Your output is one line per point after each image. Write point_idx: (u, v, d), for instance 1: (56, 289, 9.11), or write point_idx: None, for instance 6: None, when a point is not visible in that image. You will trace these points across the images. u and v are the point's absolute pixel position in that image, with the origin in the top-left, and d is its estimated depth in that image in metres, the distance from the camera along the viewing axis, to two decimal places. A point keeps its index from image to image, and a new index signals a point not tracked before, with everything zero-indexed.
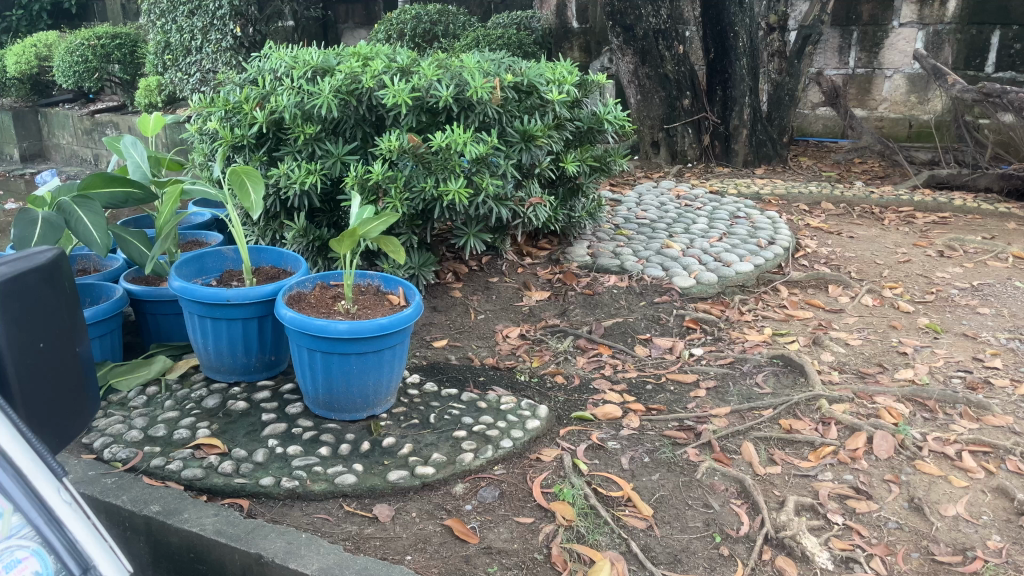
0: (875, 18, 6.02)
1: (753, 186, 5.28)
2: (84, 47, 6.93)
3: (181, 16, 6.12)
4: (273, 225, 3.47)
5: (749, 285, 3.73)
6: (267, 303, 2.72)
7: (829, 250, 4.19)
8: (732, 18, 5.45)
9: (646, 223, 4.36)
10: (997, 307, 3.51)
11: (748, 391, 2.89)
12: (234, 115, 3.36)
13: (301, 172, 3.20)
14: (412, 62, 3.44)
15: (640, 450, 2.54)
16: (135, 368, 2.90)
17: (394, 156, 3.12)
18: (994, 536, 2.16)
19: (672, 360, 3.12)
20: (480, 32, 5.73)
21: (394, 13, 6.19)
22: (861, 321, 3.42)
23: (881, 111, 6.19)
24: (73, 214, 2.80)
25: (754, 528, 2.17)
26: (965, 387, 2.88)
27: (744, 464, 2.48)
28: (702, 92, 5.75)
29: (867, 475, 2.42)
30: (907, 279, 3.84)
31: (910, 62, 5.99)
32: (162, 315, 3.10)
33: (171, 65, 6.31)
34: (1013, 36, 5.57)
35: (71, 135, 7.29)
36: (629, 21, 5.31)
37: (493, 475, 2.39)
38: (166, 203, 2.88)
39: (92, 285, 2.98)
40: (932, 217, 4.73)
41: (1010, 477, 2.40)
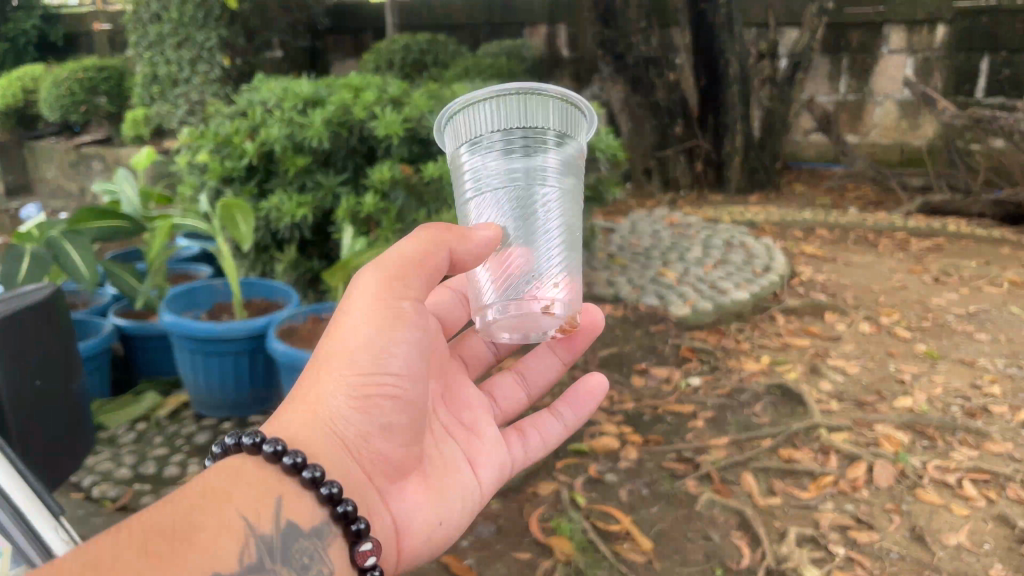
0: (864, 45, 6.06)
1: (747, 214, 5.27)
2: (70, 80, 6.89)
3: (168, 48, 6.10)
4: (264, 257, 3.46)
5: (745, 313, 3.68)
6: (259, 337, 2.68)
7: (825, 277, 4.18)
8: (723, 46, 5.44)
9: (639, 251, 4.34)
10: (995, 332, 3.50)
11: (747, 421, 2.85)
12: (224, 147, 3.30)
13: (291, 205, 3.15)
14: (404, 93, 3.42)
15: (638, 482, 2.50)
16: (124, 406, 2.85)
17: (385, 187, 3.09)
18: (997, 564, 2.11)
19: (669, 390, 3.08)
20: (470, 62, 5.67)
21: (383, 43, 6.16)
22: (859, 349, 3.39)
23: (873, 137, 6.21)
24: (62, 249, 2.75)
25: (755, 561, 2.12)
26: (964, 414, 2.85)
27: (744, 495, 2.43)
28: (694, 120, 5.76)
29: (867, 505, 2.37)
30: (903, 305, 3.82)
31: (900, 89, 6.04)
32: (152, 350, 3.06)
33: (159, 97, 6.32)
34: (1002, 61, 5.62)
35: (57, 167, 7.23)
36: (620, 49, 5.34)
37: (489, 510, 2.35)
38: (157, 238, 2.85)
39: (80, 320, 2.91)
40: (927, 243, 4.73)
41: (1012, 505, 2.37)
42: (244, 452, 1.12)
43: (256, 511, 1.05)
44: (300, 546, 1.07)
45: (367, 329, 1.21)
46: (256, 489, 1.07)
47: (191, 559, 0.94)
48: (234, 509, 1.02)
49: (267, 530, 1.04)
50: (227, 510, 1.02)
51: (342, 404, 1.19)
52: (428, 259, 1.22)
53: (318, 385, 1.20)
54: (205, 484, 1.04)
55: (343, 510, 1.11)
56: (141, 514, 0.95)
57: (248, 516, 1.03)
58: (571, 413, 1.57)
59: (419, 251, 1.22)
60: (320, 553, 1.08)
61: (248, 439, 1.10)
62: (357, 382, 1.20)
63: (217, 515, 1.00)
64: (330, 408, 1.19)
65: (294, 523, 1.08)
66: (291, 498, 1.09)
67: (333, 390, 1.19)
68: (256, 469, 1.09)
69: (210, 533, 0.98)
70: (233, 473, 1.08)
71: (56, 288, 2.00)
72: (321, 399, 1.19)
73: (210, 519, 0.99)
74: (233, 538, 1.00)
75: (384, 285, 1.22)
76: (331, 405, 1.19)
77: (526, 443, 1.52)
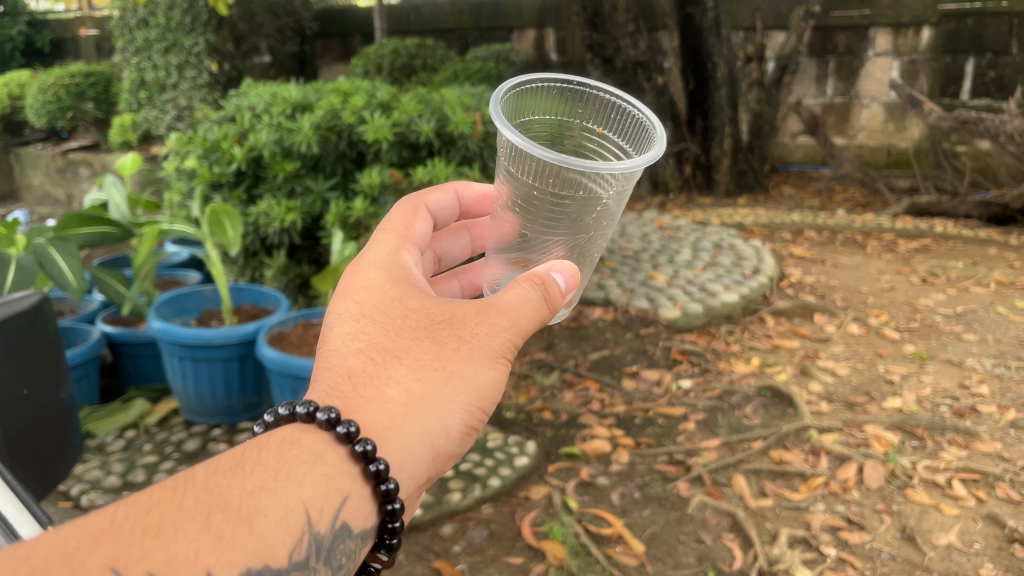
0: (851, 48, 6.10)
1: (736, 216, 5.28)
2: (56, 86, 6.86)
3: (156, 54, 6.09)
4: (253, 263, 3.45)
5: (734, 315, 3.68)
6: (249, 343, 2.68)
7: (814, 279, 4.20)
8: (711, 49, 5.45)
9: (629, 254, 4.35)
10: (982, 332, 3.52)
11: (738, 423, 2.86)
12: (212, 153, 3.29)
13: (280, 210, 3.15)
14: (392, 97, 3.42)
15: (630, 485, 2.50)
16: (112, 414, 2.84)
17: (375, 192, 3.09)
18: (988, 564, 2.12)
19: (660, 393, 3.09)
20: (459, 66, 5.65)
21: (371, 47, 6.15)
22: (848, 350, 3.41)
23: (860, 139, 6.25)
24: (49, 256, 2.74)
25: (747, 563, 2.12)
26: (952, 414, 2.87)
27: (735, 497, 2.44)
28: (682, 123, 5.78)
29: (858, 506, 2.38)
30: (892, 306, 3.84)
31: (886, 91, 6.08)
32: (140, 357, 3.05)
33: (146, 103, 6.29)
34: (987, 63, 5.67)
35: (43, 174, 7.18)
36: (609, 53, 5.36)
37: (481, 514, 2.35)
38: (145, 245, 2.84)
39: (67, 327, 2.89)
40: (915, 244, 4.75)
41: (1000, 505, 2.38)
42: (312, 422, 1.00)
43: (320, 504, 0.95)
44: (344, 548, 0.99)
45: (492, 369, 1.15)
46: (328, 482, 0.97)
47: (247, 544, 0.86)
48: (301, 497, 0.93)
49: (323, 530, 0.95)
50: (293, 497, 0.92)
51: (454, 430, 1.11)
52: (545, 314, 1.22)
53: (437, 398, 1.09)
54: (273, 459, 0.95)
55: (393, 526, 1.04)
56: (205, 480, 0.88)
57: (314, 511, 0.93)
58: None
59: (553, 313, 1.24)
60: (353, 555, 1.01)
61: (323, 414, 0.99)
62: (470, 415, 1.13)
63: (285, 499, 0.91)
64: (443, 429, 1.09)
65: (349, 525, 0.98)
66: (357, 501, 0.99)
67: (454, 415, 1.10)
68: (336, 463, 0.98)
69: (274, 521, 0.89)
70: (308, 455, 0.97)
71: (43, 296, 2.01)
72: (439, 410, 1.09)
73: (277, 505, 0.90)
74: (291, 530, 0.91)
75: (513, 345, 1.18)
76: (446, 428, 1.09)
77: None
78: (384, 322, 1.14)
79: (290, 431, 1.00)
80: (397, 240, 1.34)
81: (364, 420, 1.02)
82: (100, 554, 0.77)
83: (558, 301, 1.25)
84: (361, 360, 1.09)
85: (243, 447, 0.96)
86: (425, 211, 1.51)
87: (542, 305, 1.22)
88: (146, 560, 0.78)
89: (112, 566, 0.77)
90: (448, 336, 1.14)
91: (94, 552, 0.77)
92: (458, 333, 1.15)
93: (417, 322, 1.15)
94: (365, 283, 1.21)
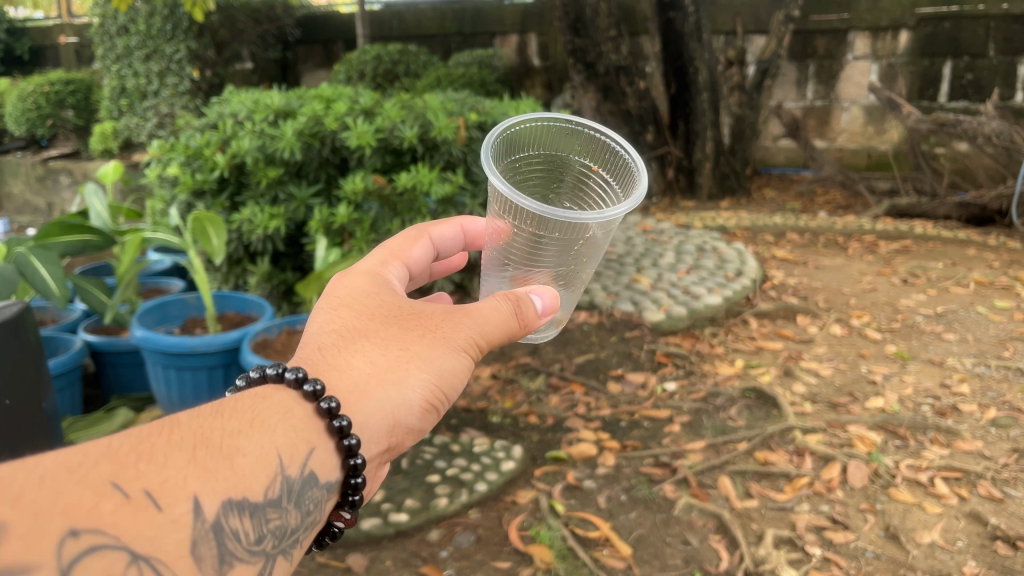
0: (831, 52, 6.14)
1: (718, 219, 5.32)
2: (35, 94, 6.84)
3: (136, 61, 6.06)
4: (236, 270, 3.45)
5: (718, 317, 3.70)
6: (232, 351, 2.67)
7: (797, 281, 4.22)
8: (692, 53, 5.47)
9: (614, 258, 4.36)
10: (962, 332, 3.56)
11: (723, 425, 2.87)
12: (195, 160, 3.28)
13: (263, 217, 3.14)
14: (375, 102, 3.41)
15: (617, 488, 2.51)
16: (95, 423, 2.81)
17: (358, 198, 3.09)
18: (970, 562, 2.14)
19: (645, 396, 3.10)
20: (441, 71, 5.64)
21: (354, 53, 6.12)
22: (831, 351, 3.43)
23: (841, 142, 6.31)
24: (30, 265, 2.72)
25: (734, 564, 2.13)
26: (934, 413, 2.90)
27: (721, 499, 2.45)
28: (664, 127, 5.82)
29: (842, 506, 2.40)
30: (873, 307, 3.87)
31: (866, 94, 6.13)
32: (122, 366, 3.04)
33: (127, 110, 6.26)
34: (964, 66, 5.77)
35: (23, 182, 7.11)
36: (591, 58, 5.37)
37: (468, 520, 2.35)
38: (127, 253, 2.85)
39: (49, 336, 2.87)
40: (895, 246, 4.79)
41: (983, 502, 2.40)
42: (278, 381, 1.08)
43: (292, 450, 1.02)
44: (311, 495, 1.05)
45: (457, 359, 1.24)
46: (298, 433, 1.04)
47: (229, 477, 0.92)
48: (275, 442, 1.00)
49: (294, 473, 1.02)
50: (267, 441, 1.00)
51: (413, 406, 1.20)
52: (515, 330, 1.31)
53: (398, 372, 1.18)
54: (249, 409, 1.02)
55: (355, 482, 1.11)
56: (190, 417, 0.95)
57: (286, 455, 1.01)
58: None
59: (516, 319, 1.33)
60: (320, 506, 1.08)
61: (291, 373, 1.07)
62: (430, 394, 1.22)
63: (260, 442, 0.99)
64: (401, 401, 1.18)
65: (316, 474, 1.05)
66: (323, 454, 1.06)
67: (413, 389, 1.19)
68: (305, 417, 1.06)
69: (252, 460, 0.96)
70: (280, 407, 1.05)
71: (26, 305, 2.10)
72: (399, 382, 1.18)
73: (254, 447, 0.97)
74: (267, 470, 0.98)
75: (476, 343, 1.27)
76: (405, 400, 1.18)
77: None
78: (358, 310, 1.26)
79: (262, 388, 1.07)
80: (385, 256, 1.48)
81: (329, 382, 1.11)
82: (100, 470, 0.82)
83: (534, 321, 1.33)
84: (332, 337, 1.20)
85: (221, 400, 1.03)
86: (401, 264, 1.49)
87: (514, 316, 1.30)
88: (142, 479, 0.84)
89: (112, 481, 0.82)
90: (415, 324, 1.25)
91: (95, 468, 0.82)
92: (426, 324, 1.26)
93: (391, 312, 1.26)
94: (348, 283, 1.33)
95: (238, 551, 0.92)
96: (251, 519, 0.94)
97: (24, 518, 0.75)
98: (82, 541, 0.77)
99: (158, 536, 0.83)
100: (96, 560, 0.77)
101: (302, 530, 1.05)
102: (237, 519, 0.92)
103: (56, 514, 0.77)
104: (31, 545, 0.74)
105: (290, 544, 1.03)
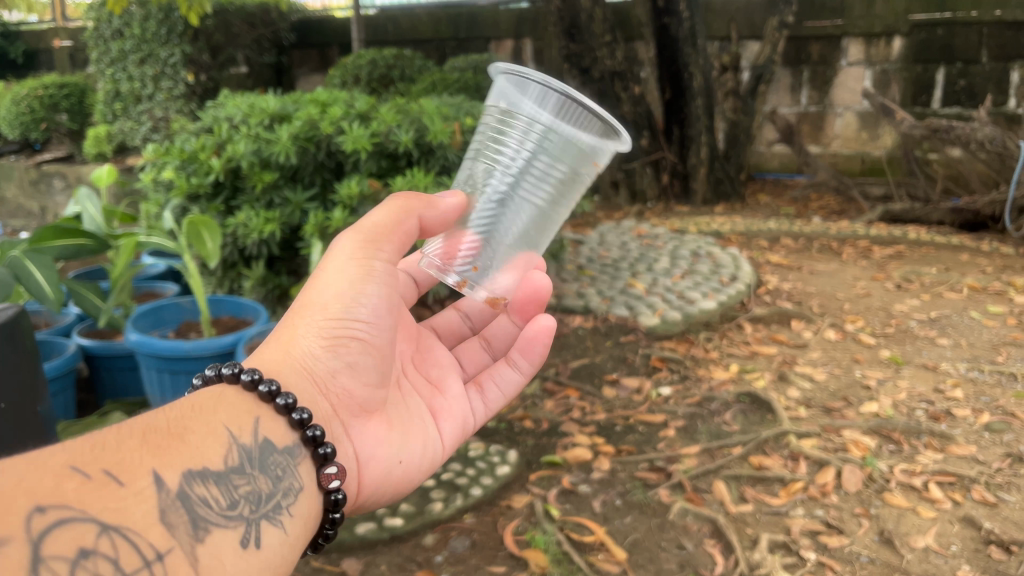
0: (825, 58, 6.18)
1: (713, 224, 5.33)
2: (29, 97, 6.83)
3: (131, 65, 6.06)
4: (231, 274, 3.44)
5: (713, 322, 3.71)
6: (227, 355, 2.66)
7: (791, 286, 4.23)
8: (687, 59, 5.49)
9: (609, 262, 4.36)
10: (955, 337, 3.57)
11: (717, 429, 2.87)
12: (190, 164, 3.27)
13: (259, 221, 3.15)
14: (371, 107, 3.44)
15: (612, 493, 2.50)
16: (89, 428, 2.79)
17: (353, 202, 3.09)
18: (965, 566, 2.14)
19: (640, 400, 3.10)
20: (437, 75, 5.64)
21: (350, 58, 6.12)
22: (825, 356, 3.44)
23: (835, 147, 6.34)
24: (24, 269, 2.71)
25: (729, 567, 2.13)
26: (927, 418, 2.91)
27: (716, 503, 2.45)
28: (659, 133, 5.83)
29: (837, 510, 2.40)
30: (867, 312, 3.88)
31: (860, 100, 6.16)
32: (117, 370, 3.03)
33: (121, 114, 6.25)
34: (957, 72, 5.80)
35: (16, 186, 7.08)
36: (586, 63, 5.38)
37: (463, 524, 2.34)
38: (121, 257, 2.84)
39: (43, 340, 2.86)
40: (889, 251, 4.80)
41: (976, 507, 2.41)
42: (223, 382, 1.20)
43: (238, 424, 1.13)
44: (275, 461, 1.14)
45: (337, 281, 1.33)
46: (239, 408, 1.15)
47: (184, 453, 1.01)
48: (219, 420, 1.11)
49: (247, 442, 1.12)
50: (213, 421, 1.10)
51: (317, 346, 1.30)
52: (388, 216, 1.37)
53: (291, 332, 1.32)
54: (188, 401, 1.12)
55: (313, 434, 1.19)
56: (136, 417, 1.04)
57: (232, 428, 1.11)
58: (531, 366, 1.65)
59: (389, 217, 1.37)
60: (290, 469, 1.16)
61: (229, 370, 1.19)
62: (330, 326, 1.31)
63: (207, 425, 1.09)
64: (302, 352, 1.30)
65: (270, 440, 1.15)
66: (269, 422, 1.17)
67: (308, 335, 1.31)
68: (237, 394, 1.17)
69: (200, 439, 1.06)
70: (217, 393, 1.16)
71: (21, 308, 2.10)
72: (294, 338, 1.31)
73: (200, 428, 1.07)
74: (219, 444, 1.07)
75: (357, 250, 1.35)
76: (304, 349, 1.30)
77: (488, 400, 1.63)
78: None
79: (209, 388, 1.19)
80: None
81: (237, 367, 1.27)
82: (58, 458, 0.90)
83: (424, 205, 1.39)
84: None
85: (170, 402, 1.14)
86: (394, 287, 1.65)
87: (391, 201, 1.39)
88: (98, 462, 0.92)
89: (71, 465, 0.90)
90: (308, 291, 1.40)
91: (53, 457, 0.90)
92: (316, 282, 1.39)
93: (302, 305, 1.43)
94: None
95: (212, 517, 0.99)
96: (215, 487, 1.02)
97: None
98: (49, 513, 0.83)
99: (124, 506, 0.90)
100: (66, 527, 0.83)
101: (279, 495, 1.12)
102: (202, 488, 1.00)
103: (21, 493, 0.83)
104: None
105: (272, 507, 1.09)
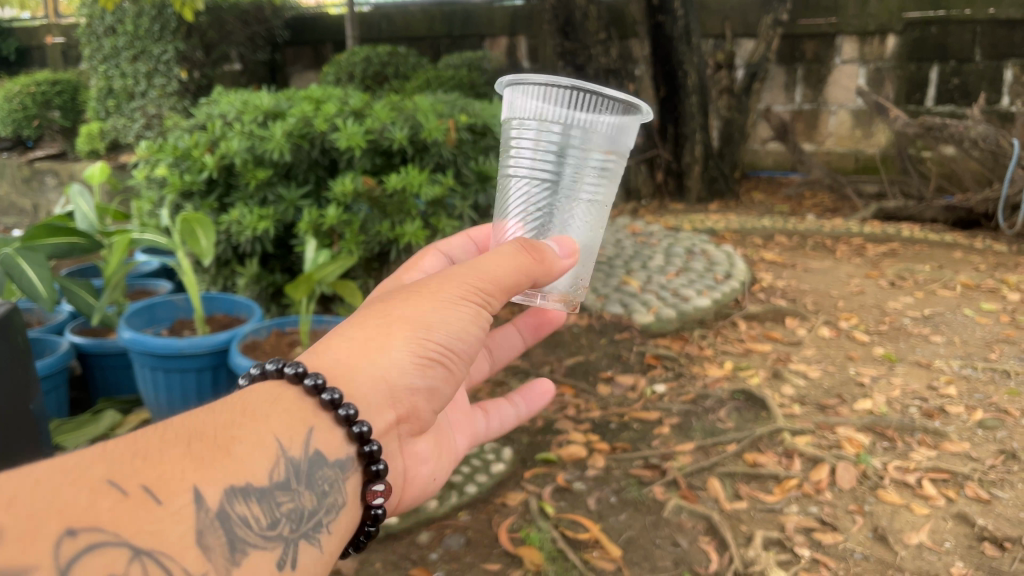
0: (818, 56, 6.19)
1: (707, 222, 5.35)
2: (22, 94, 6.82)
3: (124, 61, 6.04)
4: (225, 272, 3.44)
5: (707, 319, 3.71)
6: (221, 353, 2.66)
7: (785, 284, 4.23)
8: (681, 57, 5.49)
9: (604, 260, 4.36)
10: (949, 335, 3.58)
11: (712, 426, 2.88)
12: (183, 161, 3.26)
13: (253, 218, 3.13)
14: (365, 104, 3.41)
15: (606, 490, 2.51)
16: (82, 426, 2.79)
17: (348, 199, 3.08)
18: (958, 562, 2.15)
19: (635, 398, 3.11)
20: (431, 73, 5.64)
21: (343, 55, 6.11)
22: (819, 353, 3.45)
23: (828, 145, 6.36)
24: (16, 266, 2.70)
25: (723, 565, 2.13)
26: (922, 415, 2.91)
27: (711, 500, 2.45)
28: (654, 131, 5.83)
29: (831, 507, 2.40)
30: (861, 309, 3.89)
31: (853, 98, 6.18)
32: (109, 368, 3.02)
33: (114, 111, 6.24)
34: (951, 71, 5.80)
35: (9, 183, 7.06)
36: (580, 61, 5.38)
37: (458, 522, 2.34)
38: (114, 253, 2.83)
39: (35, 338, 2.85)
40: (883, 249, 4.81)
41: (970, 503, 2.41)
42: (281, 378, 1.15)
43: (290, 434, 1.08)
44: (323, 474, 1.11)
45: (444, 310, 1.29)
46: (293, 415, 1.10)
47: (228, 465, 0.97)
48: (271, 430, 1.06)
49: (297, 454, 1.07)
50: (265, 430, 1.05)
51: (406, 364, 1.24)
52: (524, 263, 1.33)
53: (381, 339, 1.24)
54: (240, 401, 1.07)
55: (369, 450, 1.17)
56: (182, 419, 1.00)
57: (284, 439, 1.06)
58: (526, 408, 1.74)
59: (514, 273, 1.32)
60: (337, 483, 1.14)
61: (292, 369, 1.13)
62: (423, 350, 1.26)
63: (258, 433, 1.04)
64: (390, 365, 1.23)
65: (322, 452, 1.11)
66: (324, 432, 1.13)
67: (400, 350, 1.24)
68: (294, 399, 1.12)
69: (248, 447, 1.01)
70: (270, 394, 1.12)
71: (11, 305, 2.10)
72: (384, 348, 1.23)
73: (250, 435, 1.03)
74: (268, 456, 1.03)
75: (472, 290, 1.31)
76: (393, 364, 1.23)
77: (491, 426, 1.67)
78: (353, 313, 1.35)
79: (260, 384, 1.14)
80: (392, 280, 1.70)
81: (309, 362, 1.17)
82: (97, 472, 0.87)
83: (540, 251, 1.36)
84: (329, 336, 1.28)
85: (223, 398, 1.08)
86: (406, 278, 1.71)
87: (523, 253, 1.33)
88: (139, 477, 0.88)
89: (109, 480, 0.86)
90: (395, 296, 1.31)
91: (91, 471, 0.87)
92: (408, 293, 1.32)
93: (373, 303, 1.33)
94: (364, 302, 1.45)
95: (251, 539, 0.96)
96: (258, 505, 0.99)
97: (18, 522, 0.79)
98: (80, 539, 0.80)
99: (160, 528, 0.86)
100: (97, 555, 0.80)
101: (322, 511, 1.10)
102: (244, 506, 0.96)
103: (53, 517, 0.80)
104: (28, 547, 0.77)
105: (313, 525, 1.07)
